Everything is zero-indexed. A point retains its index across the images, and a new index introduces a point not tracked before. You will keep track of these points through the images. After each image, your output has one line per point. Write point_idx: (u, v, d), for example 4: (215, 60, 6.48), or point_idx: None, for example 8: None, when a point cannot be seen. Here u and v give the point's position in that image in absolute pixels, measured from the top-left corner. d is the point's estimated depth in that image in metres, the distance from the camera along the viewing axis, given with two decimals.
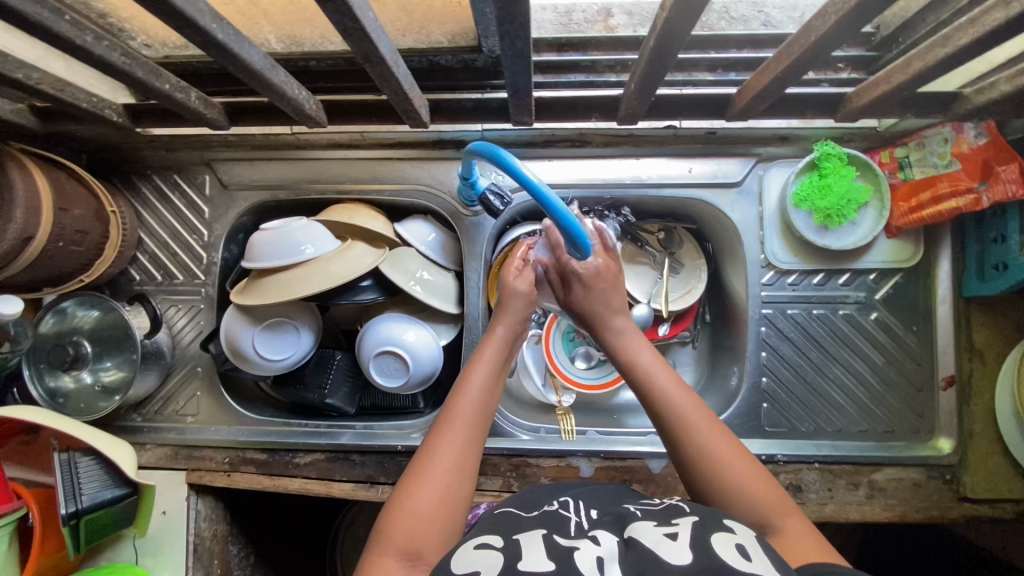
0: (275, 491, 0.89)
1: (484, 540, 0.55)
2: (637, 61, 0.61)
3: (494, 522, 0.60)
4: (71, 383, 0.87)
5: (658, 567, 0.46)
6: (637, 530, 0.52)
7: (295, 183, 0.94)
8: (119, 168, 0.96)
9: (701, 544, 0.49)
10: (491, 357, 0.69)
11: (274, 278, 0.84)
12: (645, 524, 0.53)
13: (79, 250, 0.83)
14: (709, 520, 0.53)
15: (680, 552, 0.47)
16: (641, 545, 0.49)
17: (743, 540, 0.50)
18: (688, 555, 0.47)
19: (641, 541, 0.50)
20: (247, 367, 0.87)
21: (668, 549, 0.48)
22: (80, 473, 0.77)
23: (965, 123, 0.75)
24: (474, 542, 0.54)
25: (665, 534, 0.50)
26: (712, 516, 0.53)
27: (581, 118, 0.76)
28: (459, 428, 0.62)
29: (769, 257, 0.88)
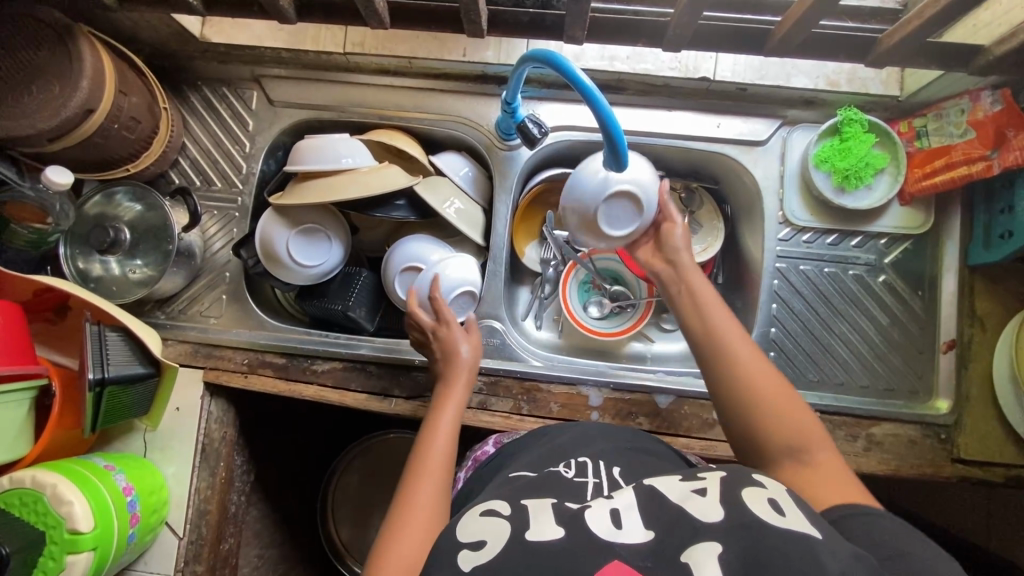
0: (290, 396, 0.91)
1: (492, 505, 0.57)
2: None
3: (516, 484, 0.62)
4: (100, 270, 0.90)
5: (689, 524, 0.48)
6: (663, 484, 0.54)
7: (339, 105, 0.97)
8: (172, 76, 0.99)
9: (733, 497, 0.50)
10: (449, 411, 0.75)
11: (313, 184, 0.88)
12: (673, 480, 0.55)
13: (130, 138, 0.86)
14: (739, 477, 0.54)
15: (709, 506, 0.50)
16: (669, 500, 0.51)
17: (775, 494, 0.51)
18: (720, 511, 0.48)
19: (666, 494, 0.52)
20: (277, 271, 0.90)
21: (698, 505, 0.50)
22: (108, 345, 0.79)
23: (982, 92, 0.80)
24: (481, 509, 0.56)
25: (694, 490, 0.52)
26: (741, 474, 0.55)
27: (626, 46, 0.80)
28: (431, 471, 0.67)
29: (787, 214, 0.92)
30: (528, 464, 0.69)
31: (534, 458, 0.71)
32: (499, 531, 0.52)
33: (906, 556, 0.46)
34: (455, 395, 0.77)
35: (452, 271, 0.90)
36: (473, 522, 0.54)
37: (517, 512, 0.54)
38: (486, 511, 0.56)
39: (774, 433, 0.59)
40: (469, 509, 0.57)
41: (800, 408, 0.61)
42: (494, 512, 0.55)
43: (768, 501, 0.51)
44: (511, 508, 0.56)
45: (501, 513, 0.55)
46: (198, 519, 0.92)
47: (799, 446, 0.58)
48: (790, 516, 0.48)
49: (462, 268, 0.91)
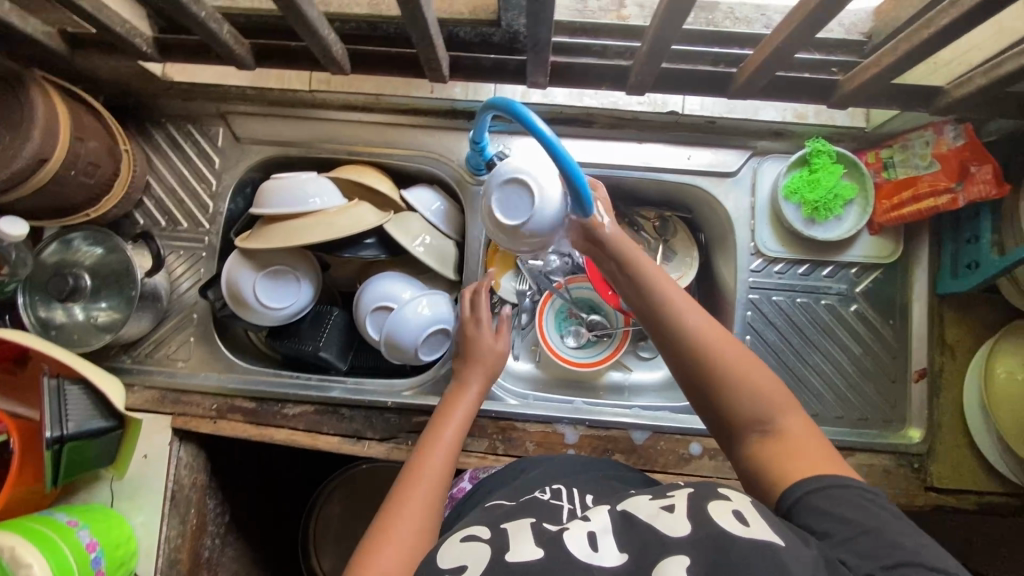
0: (261, 441, 0.89)
1: (472, 531, 0.57)
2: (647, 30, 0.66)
3: (492, 511, 0.62)
4: (63, 317, 0.88)
5: (656, 541, 0.48)
6: (632, 505, 0.54)
7: (307, 141, 0.96)
8: (135, 114, 0.98)
9: (699, 512, 0.50)
10: (451, 435, 0.75)
11: (280, 226, 0.86)
12: (643, 500, 0.55)
13: (89, 183, 0.84)
14: (705, 491, 0.54)
15: (678, 522, 0.50)
16: (638, 521, 0.51)
17: (740, 504, 0.51)
18: (686, 526, 0.49)
19: (635, 516, 0.52)
20: (245, 314, 0.88)
21: (665, 520, 0.50)
22: (67, 400, 0.78)
23: (946, 125, 0.81)
24: (462, 534, 0.56)
25: (662, 507, 0.52)
26: (708, 488, 0.54)
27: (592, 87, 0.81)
28: (421, 492, 0.66)
29: (759, 245, 0.92)
30: (505, 493, 0.69)
31: (512, 487, 0.70)
32: (479, 555, 0.51)
33: (866, 536, 0.48)
34: (456, 421, 0.77)
35: (420, 311, 0.89)
36: (452, 550, 0.54)
37: (498, 535, 0.54)
38: (467, 537, 0.56)
39: (737, 403, 0.59)
40: (451, 535, 0.57)
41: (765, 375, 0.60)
42: (473, 538, 0.55)
43: (733, 514, 0.50)
44: (490, 532, 0.56)
45: (480, 538, 0.55)
46: (168, 569, 0.90)
47: (764, 415, 0.58)
48: (754, 524, 0.48)
49: (433, 307, 0.90)
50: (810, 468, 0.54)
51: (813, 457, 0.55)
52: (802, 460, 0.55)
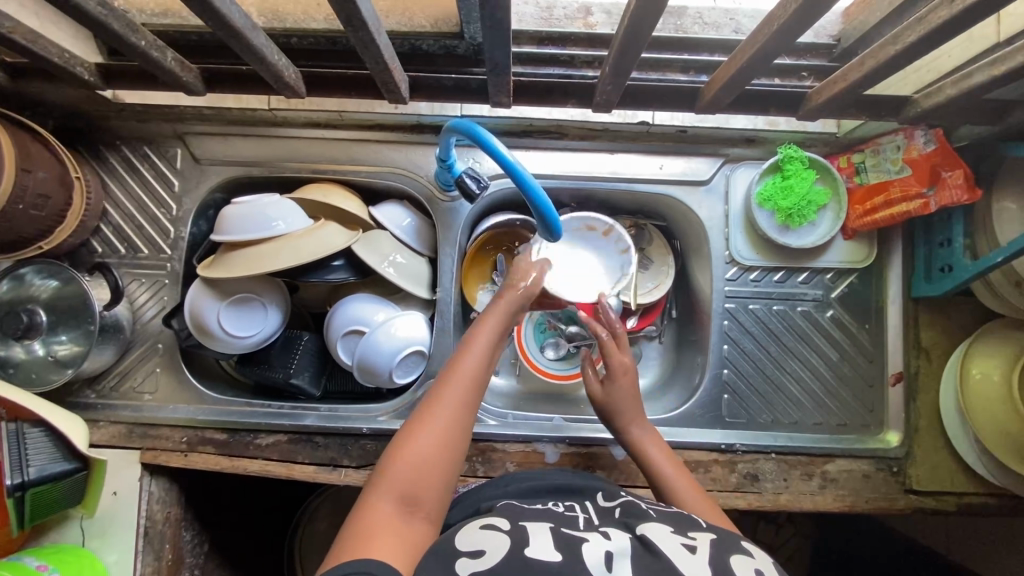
0: (234, 473, 0.87)
1: (490, 521, 0.57)
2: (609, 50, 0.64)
3: (510, 506, 0.62)
4: (21, 354, 0.84)
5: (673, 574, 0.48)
6: (655, 531, 0.54)
7: (269, 160, 0.93)
8: (88, 137, 0.93)
9: (720, 562, 0.50)
10: (493, 324, 0.69)
11: (242, 252, 0.84)
12: (665, 530, 0.55)
13: (40, 216, 0.80)
14: (727, 540, 0.54)
15: (698, 566, 0.49)
16: (658, 552, 0.51)
17: (761, 563, 0.52)
18: (706, 573, 0.48)
19: (657, 546, 0.52)
20: (211, 344, 0.85)
21: (685, 560, 0.50)
22: (28, 442, 0.75)
23: (916, 131, 0.79)
24: (482, 523, 0.56)
25: (683, 545, 0.52)
26: (731, 539, 0.55)
27: (558, 103, 0.80)
28: (459, 385, 0.63)
29: (733, 254, 0.91)
30: (515, 494, 0.70)
31: (529, 489, 0.71)
32: (499, 546, 0.51)
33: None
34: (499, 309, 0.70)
35: (393, 334, 0.87)
36: (472, 533, 0.53)
37: (517, 529, 0.54)
38: (487, 526, 0.55)
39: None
40: (469, 522, 0.57)
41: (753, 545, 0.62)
42: (493, 527, 0.55)
43: (755, 572, 0.51)
44: (510, 525, 0.55)
45: (500, 529, 0.54)
46: None
47: None
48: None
49: (407, 329, 0.88)
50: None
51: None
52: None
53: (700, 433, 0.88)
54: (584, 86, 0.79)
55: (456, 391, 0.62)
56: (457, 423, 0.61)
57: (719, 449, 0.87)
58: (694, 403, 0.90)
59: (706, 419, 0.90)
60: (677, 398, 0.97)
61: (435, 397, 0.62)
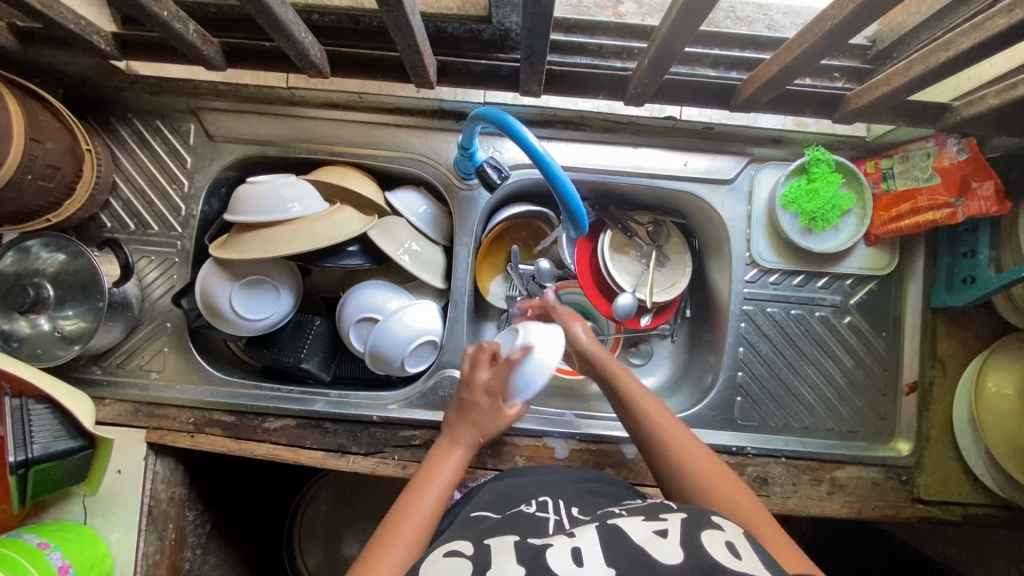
0: (241, 455, 0.86)
1: (456, 545, 0.57)
2: (649, 43, 0.62)
3: (478, 522, 0.62)
4: (26, 328, 0.83)
5: (643, 561, 0.48)
6: (623, 523, 0.54)
7: (285, 140, 0.91)
8: (98, 108, 0.91)
9: (692, 541, 0.50)
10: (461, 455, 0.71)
11: (256, 234, 0.82)
12: (634, 520, 0.55)
13: (49, 187, 0.78)
14: (697, 518, 0.54)
15: (670, 548, 0.49)
16: (629, 541, 0.51)
17: (733, 536, 0.52)
18: (679, 553, 0.48)
19: (626, 535, 0.52)
20: (221, 325, 0.84)
21: (657, 545, 0.50)
22: (33, 420, 0.73)
23: (948, 139, 0.78)
24: (445, 548, 0.56)
25: (654, 531, 0.52)
26: (701, 515, 0.55)
27: (590, 95, 0.78)
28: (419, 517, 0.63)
29: (754, 255, 0.90)
30: (485, 503, 0.68)
31: (493, 495, 0.69)
32: (462, 571, 0.51)
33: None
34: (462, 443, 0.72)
35: (406, 325, 0.85)
36: (436, 562, 0.53)
37: (481, 552, 0.54)
38: (451, 551, 0.55)
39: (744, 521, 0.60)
40: (431, 551, 0.56)
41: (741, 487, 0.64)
42: (457, 553, 0.55)
43: (726, 544, 0.51)
44: (475, 547, 0.56)
45: (463, 554, 0.54)
46: None
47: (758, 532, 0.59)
48: (746, 557, 0.49)
49: (422, 319, 0.86)
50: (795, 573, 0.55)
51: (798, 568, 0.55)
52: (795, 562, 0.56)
53: (710, 434, 0.88)
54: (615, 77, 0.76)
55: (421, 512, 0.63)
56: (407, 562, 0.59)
57: (729, 451, 0.87)
58: (705, 405, 0.89)
59: (718, 421, 0.89)
60: (688, 397, 0.96)
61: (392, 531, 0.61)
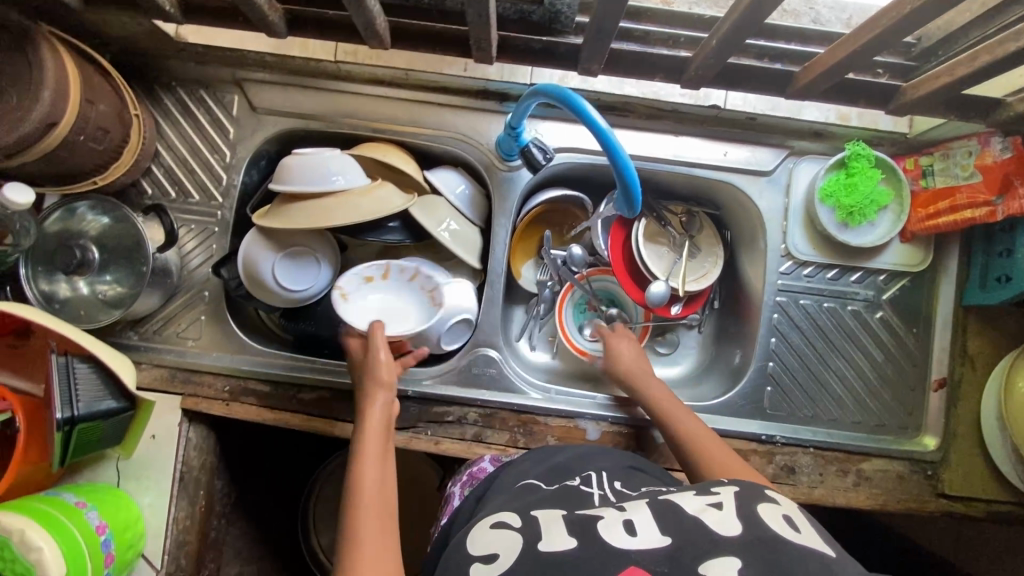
0: (275, 425, 0.87)
1: (502, 517, 0.57)
2: (727, 15, 0.63)
3: (521, 494, 0.63)
4: (67, 290, 0.83)
5: (702, 533, 0.48)
6: (677, 497, 0.54)
7: (328, 115, 0.91)
8: (143, 75, 0.91)
9: (748, 512, 0.50)
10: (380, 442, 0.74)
11: (301, 205, 0.83)
12: (687, 494, 0.54)
13: (98, 149, 0.78)
14: (751, 490, 0.54)
15: (728, 521, 0.49)
16: (684, 513, 0.51)
17: (788, 510, 0.52)
18: (738, 525, 0.48)
19: (682, 507, 0.52)
20: (262, 295, 0.85)
21: (713, 517, 0.49)
22: (77, 379, 0.74)
23: (992, 137, 0.79)
24: (492, 520, 0.57)
25: (709, 503, 0.52)
26: (755, 488, 0.54)
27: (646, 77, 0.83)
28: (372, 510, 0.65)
29: (790, 247, 0.91)
30: (536, 473, 0.69)
31: (543, 467, 0.70)
32: (512, 544, 0.52)
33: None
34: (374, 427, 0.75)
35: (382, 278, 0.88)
36: (484, 535, 0.54)
37: (529, 524, 0.55)
38: (497, 524, 0.56)
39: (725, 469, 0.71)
40: (479, 522, 0.58)
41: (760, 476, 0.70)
42: (505, 525, 0.56)
43: (784, 518, 0.50)
44: (522, 519, 0.56)
45: (512, 526, 0.55)
46: (177, 551, 0.87)
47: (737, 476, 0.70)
48: (804, 532, 0.49)
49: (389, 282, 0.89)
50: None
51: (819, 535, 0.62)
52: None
53: (741, 422, 0.89)
54: (673, 62, 0.81)
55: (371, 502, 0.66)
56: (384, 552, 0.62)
57: (758, 439, 0.88)
58: (735, 393, 0.91)
59: (747, 410, 0.90)
60: (717, 386, 0.97)
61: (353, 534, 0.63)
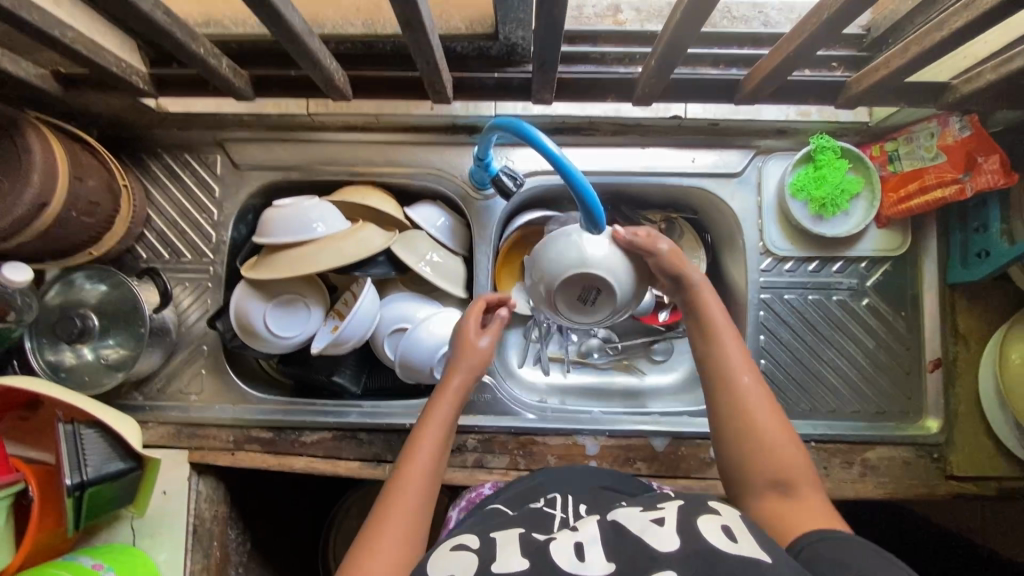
0: (280, 470, 0.89)
1: (463, 540, 0.57)
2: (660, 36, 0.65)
3: (484, 520, 0.63)
4: (72, 359, 0.87)
5: (645, 554, 0.48)
6: (622, 515, 0.55)
7: (307, 165, 0.95)
8: (130, 146, 0.96)
9: (688, 528, 0.51)
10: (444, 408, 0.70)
11: (283, 255, 0.86)
12: (632, 511, 0.55)
13: (90, 222, 0.82)
14: (694, 505, 0.56)
15: (667, 537, 0.50)
16: (628, 533, 0.52)
17: (729, 521, 0.53)
18: (675, 540, 0.49)
19: (625, 527, 0.53)
20: (255, 344, 0.87)
21: (654, 535, 0.51)
22: (85, 445, 0.77)
23: (950, 117, 0.79)
24: (452, 542, 0.57)
25: (653, 520, 0.53)
26: (698, 502, 0.56)
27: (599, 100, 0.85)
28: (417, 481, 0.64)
29: (768, 244, 0.92)
30: (506, 498, 0.71)
31: (517, 490, 0.73)
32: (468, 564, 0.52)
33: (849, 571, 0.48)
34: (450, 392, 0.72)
35: (374, 303, 0.89)
36: (443, 558, 0.54)
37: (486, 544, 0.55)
38: (456, 546, 0.56)
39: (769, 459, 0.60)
40: (438, 547, 0.57)
41: (790, 444, 0.61)
42: (463, 546, 0.56)
43: (723, 528, 0.52)
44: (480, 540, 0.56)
45: (470, 547, 0.55)
46: None
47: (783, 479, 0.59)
48: (742, 541, 0.50)
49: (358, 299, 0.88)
50: (803, 529, 0.55)
51: (818, 523, 0.55)
52: (800, 522, 0.56)
53: None
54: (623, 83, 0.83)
55: (418, 471, 0.64)
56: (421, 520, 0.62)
57: None
58: None
59: None
60: None
61: (396, 497, 0.62)
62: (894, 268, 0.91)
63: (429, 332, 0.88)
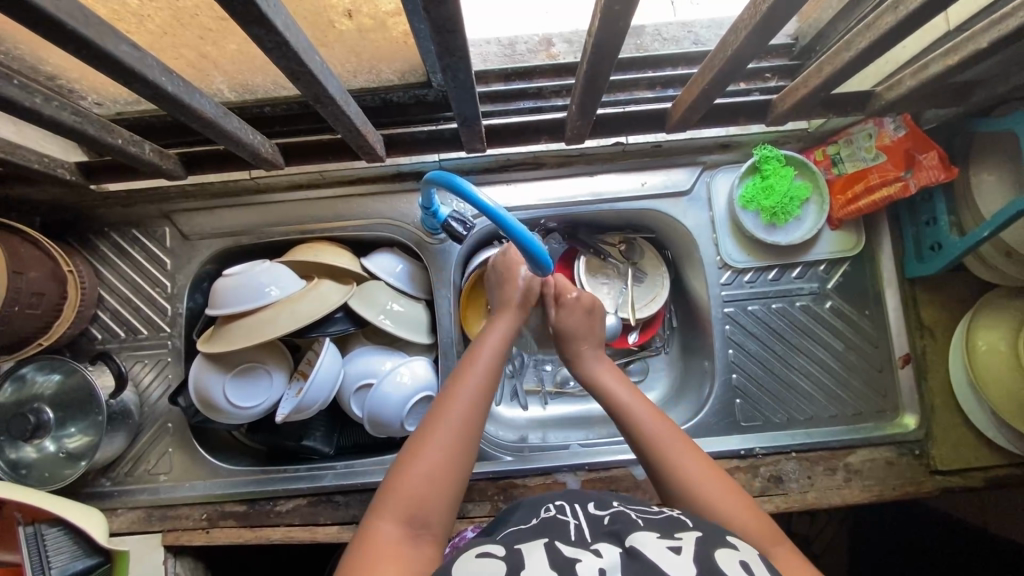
0: (257, 543, 0.86)
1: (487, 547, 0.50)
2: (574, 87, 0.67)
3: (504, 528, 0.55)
4: (33, 453, 0.84)
5: None
6: (639, 537, 0.49)
7: (257, 228, 0.94)
8: (76, 228, 0.94)
9: (706, 558, 0.46)
10: (493, 339, 0.71)
11: (239, 323, 0.84)
12: (646, 534, 0.49)
13: (36, 313, 0.80)
14: (711, 535, 0.50)
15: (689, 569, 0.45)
16: (643, 556, 0.46)
17: (747, 556, 0.48)
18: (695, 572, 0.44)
19: (645, 552, 0.46)
20: (219, 418, 0.86)
21: (671, 562, 0.45)
22: (48, 544, 0.75)
23: (884, 118, 0.80)
24: (476, 550, 0.49)
25: (669, 546, 0.47)
26: (714, 532, 0.51)
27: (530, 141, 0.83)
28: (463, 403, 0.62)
29: (724, 257, 0.92)
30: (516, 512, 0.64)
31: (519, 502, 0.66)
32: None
33: None
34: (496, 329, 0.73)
35: (335, 360, 0.87)
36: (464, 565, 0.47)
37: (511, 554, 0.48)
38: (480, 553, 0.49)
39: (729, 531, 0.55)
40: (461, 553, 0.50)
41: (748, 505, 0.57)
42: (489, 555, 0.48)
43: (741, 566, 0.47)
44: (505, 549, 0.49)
45: (496, 555, 0.48)
46: None
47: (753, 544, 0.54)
48: None
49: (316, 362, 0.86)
50: None
51: None
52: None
53: (719, 441, 0.88)
54: (553, 122, 0.82)
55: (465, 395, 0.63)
56: (459, 444, 0.59)
57: (740, 455, 0.87)
58: (707, 412, 0.90)
59: (723, 426, 0.89)
60: (688, 409, 0.96)
61: (440, 412, 0.61)
62: (850, 269, 0.92)
63: (398, 385, 0.87)
